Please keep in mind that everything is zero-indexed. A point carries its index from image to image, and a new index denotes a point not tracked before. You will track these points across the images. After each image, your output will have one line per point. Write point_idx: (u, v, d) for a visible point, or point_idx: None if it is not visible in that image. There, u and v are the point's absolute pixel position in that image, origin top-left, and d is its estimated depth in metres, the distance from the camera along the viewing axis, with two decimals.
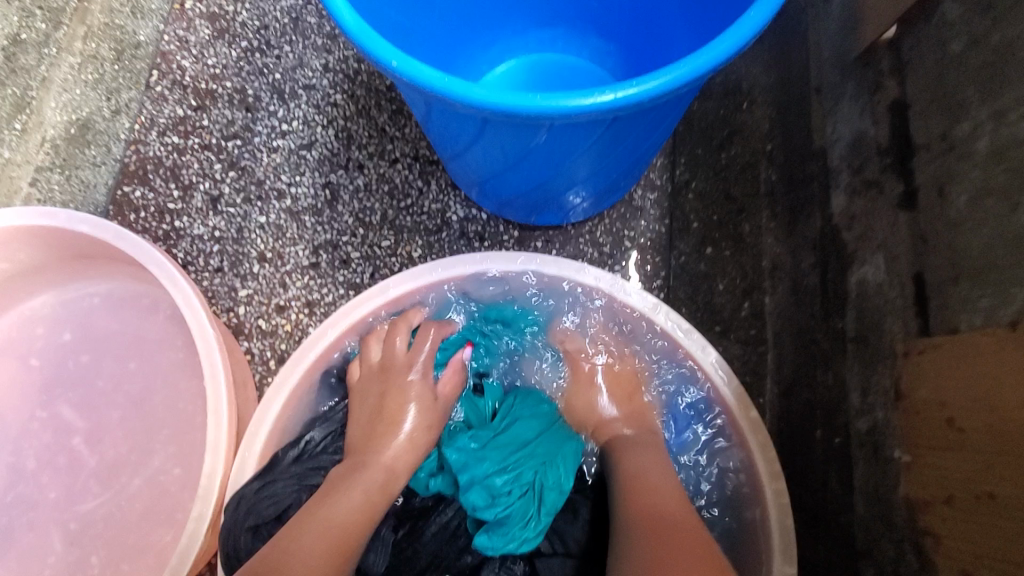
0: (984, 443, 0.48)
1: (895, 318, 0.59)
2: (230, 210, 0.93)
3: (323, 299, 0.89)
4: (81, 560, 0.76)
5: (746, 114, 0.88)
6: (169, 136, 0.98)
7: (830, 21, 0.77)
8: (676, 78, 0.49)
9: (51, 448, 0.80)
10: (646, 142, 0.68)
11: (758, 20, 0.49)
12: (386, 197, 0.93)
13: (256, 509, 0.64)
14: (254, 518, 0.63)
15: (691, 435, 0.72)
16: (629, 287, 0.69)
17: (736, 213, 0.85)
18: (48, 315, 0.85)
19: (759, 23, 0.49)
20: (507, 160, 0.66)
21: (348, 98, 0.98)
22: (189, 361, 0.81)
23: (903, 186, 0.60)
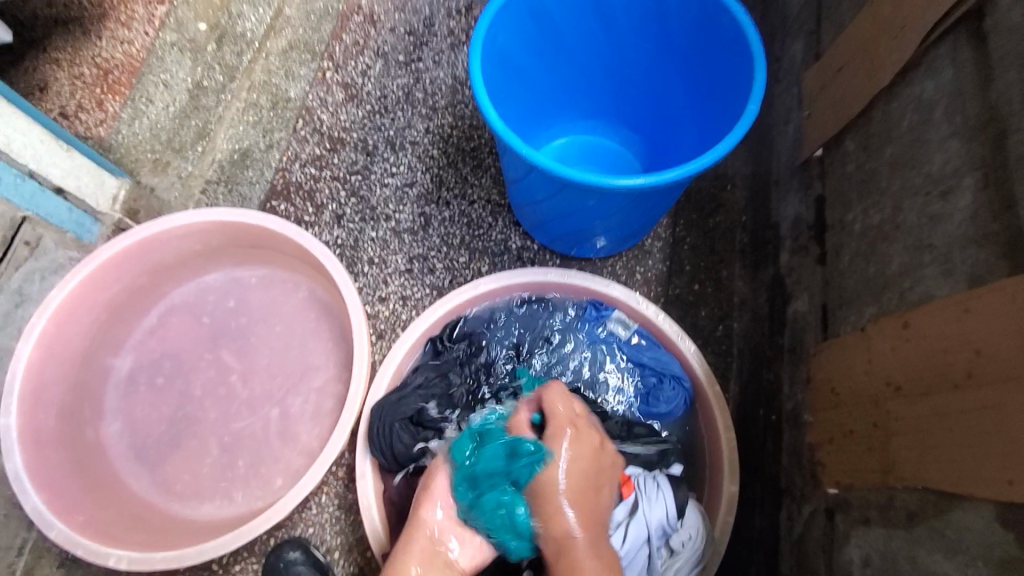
0: (846, 400, 0.79)
1: (812, 334, 0.92)
2: (350, 226, 1.27)
3: (414, 295, 1.22)
4: (230, 462, 1.06)
5: (729, 193, 1.24)
6: (308, 167, 1.33)
7: (787, 137, 1.12)
8: (679, 174, 0.83)
9: (214, 381, 1.11)
10: (659, 208, 1.02)
11: (733, 140, 0.82)
12: (464, 227, 1.27)
13: (385, 424, 0.95)
14: (381, 427, 0.95)
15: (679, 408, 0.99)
16: (642, 299, 1.01)
17: (718, 262, 1.19)
18: (216, 287, 1.18)
19: (733, 140, 0.82)
20: (569, 211, 1.00)
21: (442, 154, 1.34)
22: (318, 328, 1.14)
23: (820, 250, 0.94)
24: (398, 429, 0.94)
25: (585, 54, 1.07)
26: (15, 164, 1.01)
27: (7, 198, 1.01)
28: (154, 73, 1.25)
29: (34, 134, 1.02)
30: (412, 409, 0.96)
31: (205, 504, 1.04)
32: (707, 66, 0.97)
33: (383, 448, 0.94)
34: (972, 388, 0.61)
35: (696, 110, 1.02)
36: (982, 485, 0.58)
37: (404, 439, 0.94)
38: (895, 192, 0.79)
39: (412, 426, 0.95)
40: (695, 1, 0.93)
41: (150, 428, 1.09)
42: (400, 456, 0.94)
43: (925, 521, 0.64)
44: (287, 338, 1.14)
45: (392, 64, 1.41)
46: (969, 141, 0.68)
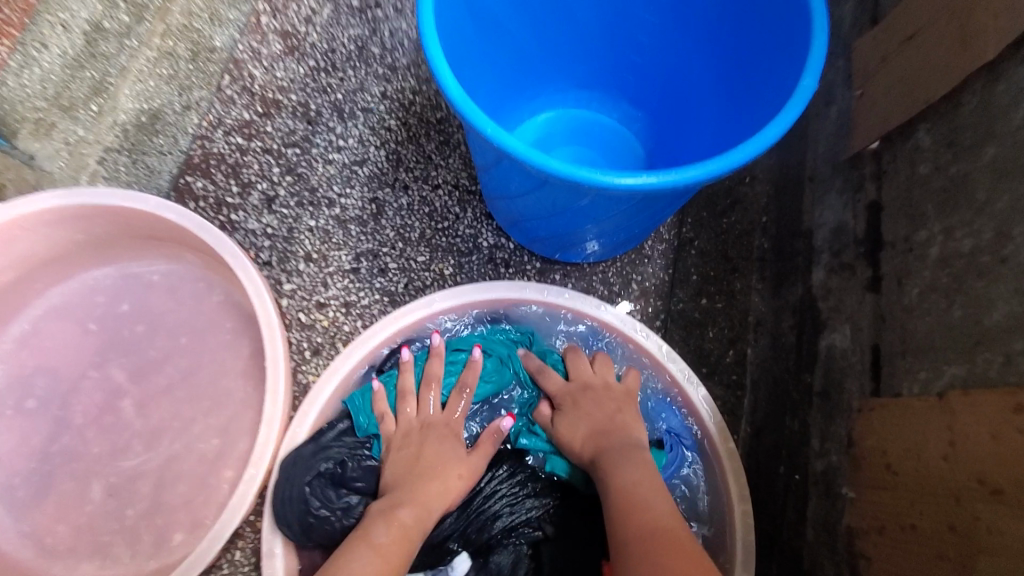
0: (911, 484, 0.60)
1: (854, 379, 0.73)
2: (283, 211, 1.03)
3: (359, 302, 0.99)
4: (116, 511, 0.84)
5: (747, 186, 1.04)
6: (234, 136, 1.08)
7: (827, 122, 0.92)
8: (707, 171, 0.61)
9: (100, 407, 0.88)
10: (668, 210, 0.80)
11: (774, 134, 0.61)
12: (426, 218, 1.04)
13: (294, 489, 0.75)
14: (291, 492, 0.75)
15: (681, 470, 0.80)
16: (641, 329, 0.83)
17: (731, 272, 1.00)
18: (108, 285, 0.94)
19: (781, 130, 0.60)
20: (552, 211, 0.78)
21: (402, 125, 1.09)
22: (237, 342, 0.92)
23: (871, 272, 0.75)
24: (308, 495, 0.76)
25: (579, 5, 0.83)
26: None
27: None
28: (52, 12, 0.87)
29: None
30: (329, 466, 0.78)
31: (82, 564, 0.82)
32: (741, 24, 0.74)
33: (290, 519, 0.74)
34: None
35: (725, 81, 0.79)
36: None
37: (316, 507, 0.76)
38: (998, 211, 0.59)
39: (329, 487, 0.77)
40: None
41: (15, 465, 0.86)
42: (313, 531, 0.75)
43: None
44: (195, 353, 0.91)
45: (344, 10, 1.15)
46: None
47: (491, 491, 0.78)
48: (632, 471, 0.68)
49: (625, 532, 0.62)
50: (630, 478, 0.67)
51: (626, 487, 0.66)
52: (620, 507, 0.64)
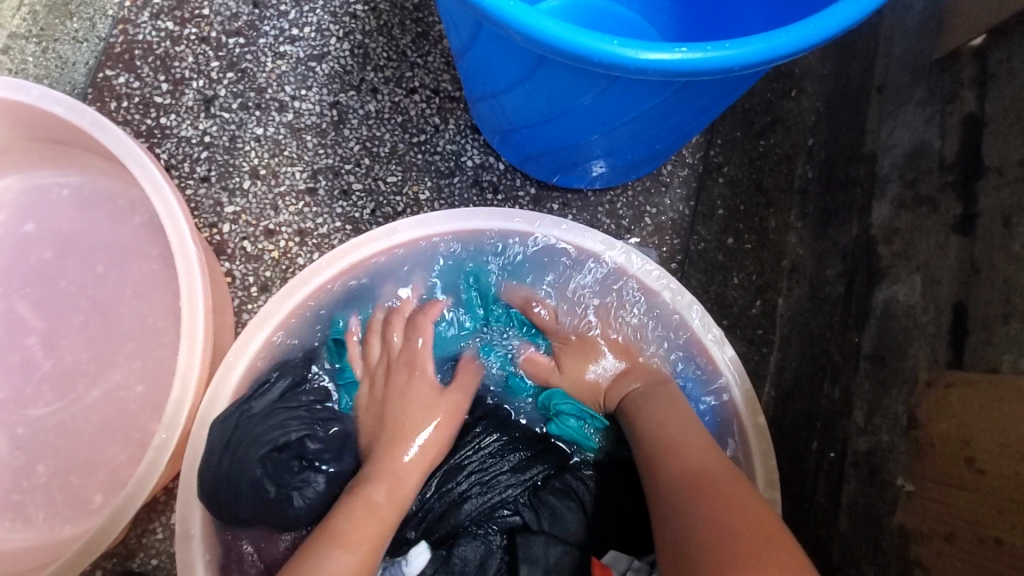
0: (1004, 488, 0.48)
1: (923, 343, 0.58)
2: (224, 115, 0.84)
3: (316, 230, 0.82)
4: (26, 467, 0.73)
5: (792, 102, 0.82)
6: (163, 20, 0.87)
7: (908, 17, 0.73)
8: (777, 46, 0.42)
9: (4, 345, 0.75)
10: (702, 117, 0.61)
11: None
12: (398, 128, 0.85)
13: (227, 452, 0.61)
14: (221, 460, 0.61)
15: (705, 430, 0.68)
16: (669, 279, 0.68)
17: (763, 207, 0.81)
18: (8, 200, 0.77)
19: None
20: (548, 112, 0.59)
21: (370, 11, 0.88)
22: (165, 274, 0.76)
23: (961, 209, 0.58)
24: (259, 477, 0.61)
25: None
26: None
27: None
28: None
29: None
30: (280, 438, 0.63)
31: None
32: None
33: (222, 498, 0.60)
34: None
35: None
36: None
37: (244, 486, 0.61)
38: None
39: (286, 464, 0.64)
40: None
41: None
42: (242, 508, 0.61)
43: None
44: (114, 285, 0.76)
45: None
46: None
47: (457, 465, 0.67)
48: (657, 410, 0.62)
49: (665, 470, 0.55)
50: (655, 419, 0.61)
51: (660, 430, 0.60)
52: (658, 447, 0.58)
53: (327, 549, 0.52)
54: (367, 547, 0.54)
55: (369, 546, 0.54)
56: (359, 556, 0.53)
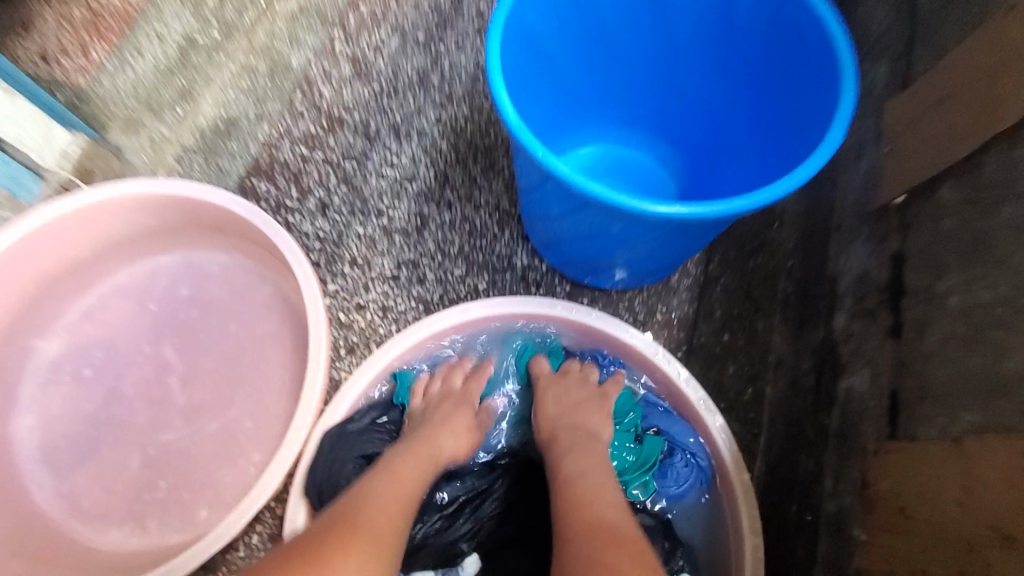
0: (925, 530, 0.63)
1: (871, 423, 0.75)
2: (336, 216, 1.11)
3: (396, 307, 1.05)
4: (150, 482, 0.90)
5: (774, 232, 1.08)
6: (298, 146, 1.17)
7: (856, 176, 0.95)
8: (734, 208, 0.65)
9: (149, 381, 0.96)
10: (697, 244, 0.84)
11: (802, 178, 0.65)
12: (466, 234, 1.10)
13: (333, 458, 0.81)
14: (329, 464, 0.81)
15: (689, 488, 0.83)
16: (670, 360, 0.86)
17: (753, 311, 1.03)
18: (172, 271, 1.02)
19: (798, 182, 0.65)
20: (585, 233, 0.83)
21: (452, 148, 1.17)
22: (280, 333, 0.98)
23: (893, 319, 0.77)
24: (356, 472, 0.81)
25: (629, 51, 0.90)
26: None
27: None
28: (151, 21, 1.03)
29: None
30: (375, 449, 0.83)
31: (112, 529, 0.87)
32: (780, 73, 0.79)
33: (325, 489, 0.80)
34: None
35: (759, 129, 0.85)
36: None
37: (345, 481, 0.80)
38: None
39: None
40: (774, 6, 0.76)
41: (67, 429, 0.93)
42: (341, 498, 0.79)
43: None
44: (241, 340, 0.98)
45: (411, 42, 1.27)
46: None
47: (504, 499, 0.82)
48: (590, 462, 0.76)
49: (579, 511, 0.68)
50: (590, 468, 0.74)
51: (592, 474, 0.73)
52: (579, 494, 0.70)
53: (376, 486, 0.70)
54: (402, 494, 0.71)
55: (402, 494, 0.71)
56: (398, 496, 0.70)
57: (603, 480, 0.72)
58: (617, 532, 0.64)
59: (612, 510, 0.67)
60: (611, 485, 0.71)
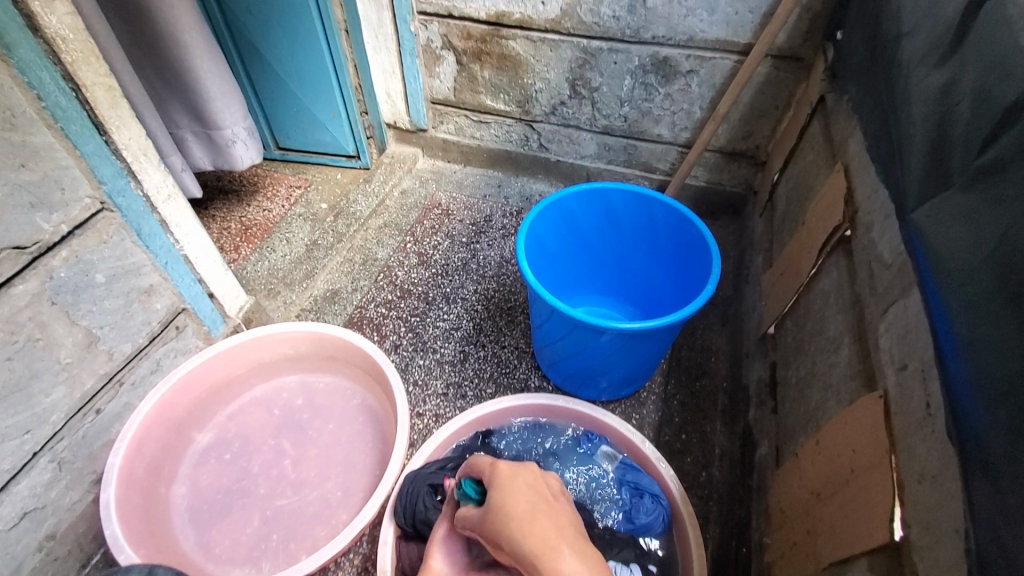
0: (790, 514, 0.95)
1: (769, 470, 1.12)
2: (404, 353, 1.60)
3: (446, 414, 1.47)
4: (265, 535, 1.24)
5: (712, 363, 1.55)
6: (380, 307, 1.72)
7: (753, 321, 1.46)
8: (657, 325, 1.14)
9: (270, 462, 1.35)
10: (648, 356, 1.30)
11: (694, 308, 1.14)
12: (494, 364, 1.57)
13: (406, 489, 1.13)
14: (404, 494, 1.12)
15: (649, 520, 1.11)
16: (633, 430, 1.20)
17: (702, 416, 1.44)
18: (292, 387, 1.49)
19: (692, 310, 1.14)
20: (575, 350, 1.29)
21: (485, 309, 1.71)
22: (364, 429, 1.41)
23: (773, 402, 1.19)
24: (423, 495, 1.11)
25: (598, 245, 1.48)
26: (156, 213, 1.19)
27: (129, 225, 1.14)
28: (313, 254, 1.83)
29: (195, 228, 1.30)
30: (436, 482, 1.14)
31: (235, 569, 1.18)
32: (684, 257, 1.35)
33: (405, 509, 1.11)
34: (861, 474, 0.76)
35: (679, 289, 1.38)
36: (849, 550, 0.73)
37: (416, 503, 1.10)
38: (812, 353, 1.04)
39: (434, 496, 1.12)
40: (674, 222, 1.35)
41: (208, 495, 1.29)
42: (414, 517, 1.10)
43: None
44: (337, 434, 1.40)
45: (457, 244, 1.91)
46: (848, 306, 0.96)
47: None
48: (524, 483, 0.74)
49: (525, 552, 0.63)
50: (514, 517, 0.68)
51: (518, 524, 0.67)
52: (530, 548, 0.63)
53: None
54: None
55: None
56: None
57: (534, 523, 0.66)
58: (565, 537, 0.63)
59: (552, 541, 0.63)
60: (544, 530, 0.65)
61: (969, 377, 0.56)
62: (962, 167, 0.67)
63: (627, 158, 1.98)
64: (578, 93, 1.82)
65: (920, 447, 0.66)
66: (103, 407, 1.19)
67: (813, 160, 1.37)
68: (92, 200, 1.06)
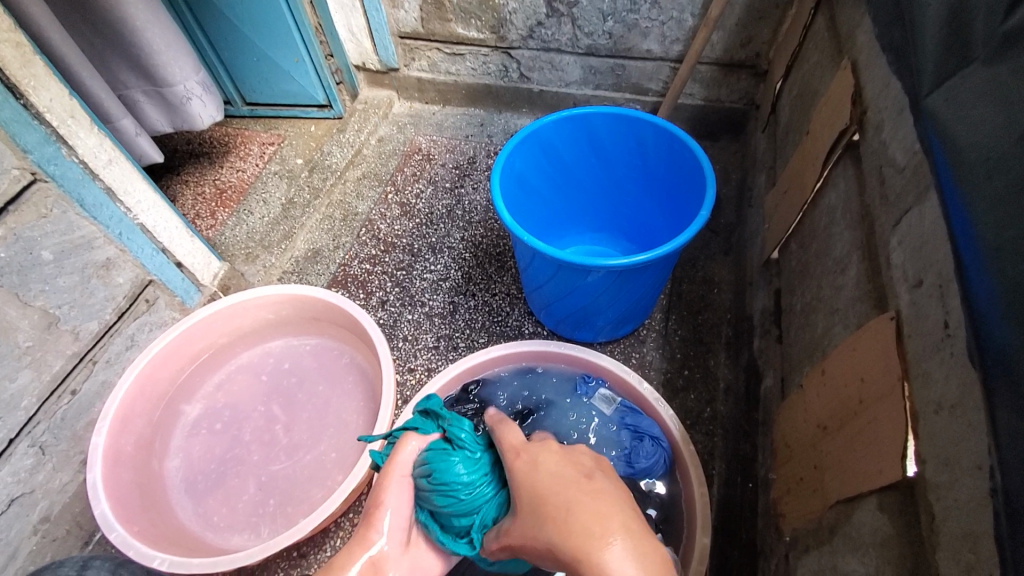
0: (795, 452, 0.89)
1: (775, 403, 1.05)
2: (391, 309, 1.53)
3: (438, 368, 1.42)
4: (263, 500, 1.22)
5: (715, 295, 1.46)
6: (363, 264, 1.64)
7: (756, 247, 1.35)
8: (648, 259, 1.05)
9: (262, 429, 1.32)
10: (642, 292, 1.22)
11: (688, 235, 1.04)
12: (486, 313, 1.50)
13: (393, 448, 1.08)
14: None
15: (650, 463, 1.06)
16: (630, 372, 1.13)
17: (705, 352, 1.36)
18: (279, 352, 1.44)
19: (687, 237, 1.04)
20: (565, 292, 1.22)
21: (473, 256, 1.63)
22: (355, 389, 1.36)
23: (778, 332, 1.11)
24: None
25: (585, 179, 1.37)
26: (98, 180, 1.12)
27: (69, 194, 1.07)
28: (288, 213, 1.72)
29: (146, 193, 1.22)
30: None
31: (235, 536, 1.17)
32: (678, 182, 1.24)
33: None
34: (871, 405, 0.68)
35: (675, 219, 1.28)
36: (857, 488, 0.66)
37: None
38: (819, 275, 0.95)
39: None
40: (665, 145, 1.23)
41: (202, 466, 1.27)
42: None
43: (841, 530, 0.69)
44: (327, 396, 1.36)
45: (440, 190, 1.80)
46: (856, 219, 0.85)
47: None
48: (546, 464, 0.64)
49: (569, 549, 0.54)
50: (539, 481, 0.62)
51: (551, 497, 0.60)
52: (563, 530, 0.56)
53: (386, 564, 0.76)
54: None
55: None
56: None
57: (562, 500, 0.58)
58: (605, 501, 0.57)
59: (597, 508, 0.56)
60: (579, 489, 0.59)
61: (989, 288, 0.47)
62: (986, 34, 0.55)
63: (616, 81, 1.82)
64: (555, 11, 1.65)
65: (936, 372, 0.58)
66: (78, 387, 1.15)
67: (818, 60, 1.22)
68: (20, 171, 0.99)
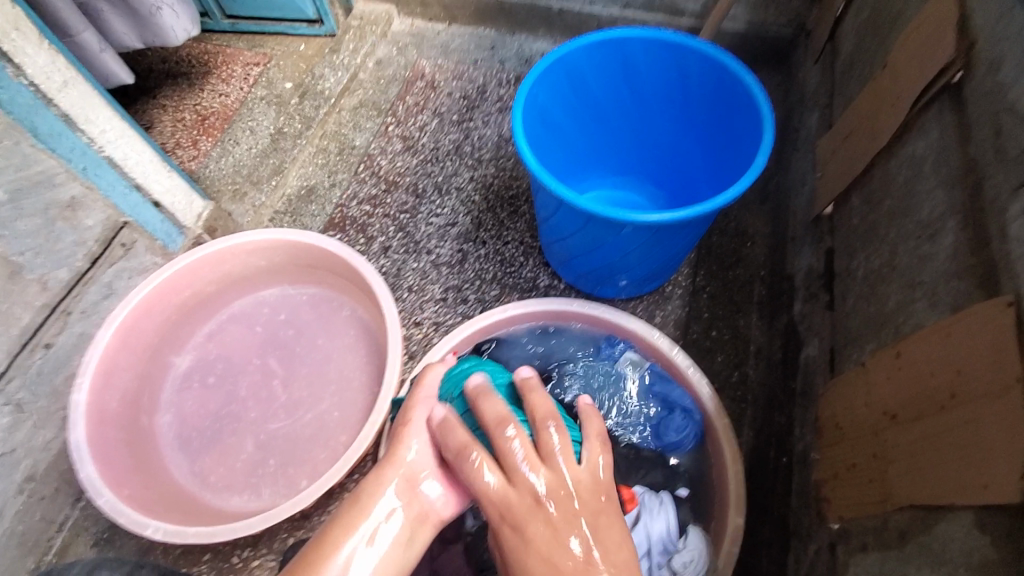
0: (847, 434, 0.81)
1: (820, 375, 0.96)
2: (395, 256, 1.41)
3: (446, 322, 1.31)
4: (261, 460, 1.15)
5: (748, 249, 1.34)
6: (363, 205, 1.50)
7: (802, 198, 1.22)
8: (693, 213, 0.92)
9: (259, 385, 1.23)
10: (677, 247, 1.09)
11: (742, 186, 0.90)
12: (498, 264, 1.38)
13: None
14: None
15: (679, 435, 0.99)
16: (662, 337, 1.03)
17: (735, 311, 1.26)
18: (273, 302, 1.32)
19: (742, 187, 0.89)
20: (591, 246, 1.09)
21: (483, 199, 1.48)
22: (356, 344, 1.27)
23: (829, 298, 1.00)
24: None
25: (615, 114, 1.21)
26: (53, 106, 0.95)
27: (20, 123, 0.93)
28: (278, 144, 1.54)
29: (113, 121, 1.05)
30: None
31: (234, 496, 1.11)
32: (725, 122, 1.08)
33: None
34: (972, 403, 0.58)
35: (718, 165, 1.13)
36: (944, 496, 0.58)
37: None
38: (892, 238, 0.83)
39: None
40: (714, 77, 1.06)
41: (195, 422, 1.19)
42: None
43: (915, 537, 0.62)
44: (327, 351, 1.26)
45: (447, 123, 1.62)
46: (955, 176, 0.72)
47: None
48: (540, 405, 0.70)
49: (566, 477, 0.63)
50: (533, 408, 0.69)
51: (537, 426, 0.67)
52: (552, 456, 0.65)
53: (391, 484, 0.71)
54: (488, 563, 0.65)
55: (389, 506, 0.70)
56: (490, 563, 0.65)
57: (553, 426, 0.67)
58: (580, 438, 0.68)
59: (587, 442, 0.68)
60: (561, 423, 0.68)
61: None
62: None
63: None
64: None
65: None
66: (53, 340, 1.04)
67: None
68: None
